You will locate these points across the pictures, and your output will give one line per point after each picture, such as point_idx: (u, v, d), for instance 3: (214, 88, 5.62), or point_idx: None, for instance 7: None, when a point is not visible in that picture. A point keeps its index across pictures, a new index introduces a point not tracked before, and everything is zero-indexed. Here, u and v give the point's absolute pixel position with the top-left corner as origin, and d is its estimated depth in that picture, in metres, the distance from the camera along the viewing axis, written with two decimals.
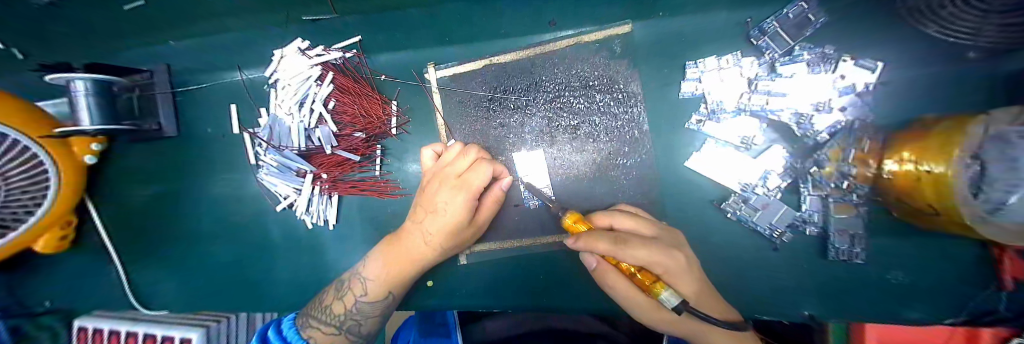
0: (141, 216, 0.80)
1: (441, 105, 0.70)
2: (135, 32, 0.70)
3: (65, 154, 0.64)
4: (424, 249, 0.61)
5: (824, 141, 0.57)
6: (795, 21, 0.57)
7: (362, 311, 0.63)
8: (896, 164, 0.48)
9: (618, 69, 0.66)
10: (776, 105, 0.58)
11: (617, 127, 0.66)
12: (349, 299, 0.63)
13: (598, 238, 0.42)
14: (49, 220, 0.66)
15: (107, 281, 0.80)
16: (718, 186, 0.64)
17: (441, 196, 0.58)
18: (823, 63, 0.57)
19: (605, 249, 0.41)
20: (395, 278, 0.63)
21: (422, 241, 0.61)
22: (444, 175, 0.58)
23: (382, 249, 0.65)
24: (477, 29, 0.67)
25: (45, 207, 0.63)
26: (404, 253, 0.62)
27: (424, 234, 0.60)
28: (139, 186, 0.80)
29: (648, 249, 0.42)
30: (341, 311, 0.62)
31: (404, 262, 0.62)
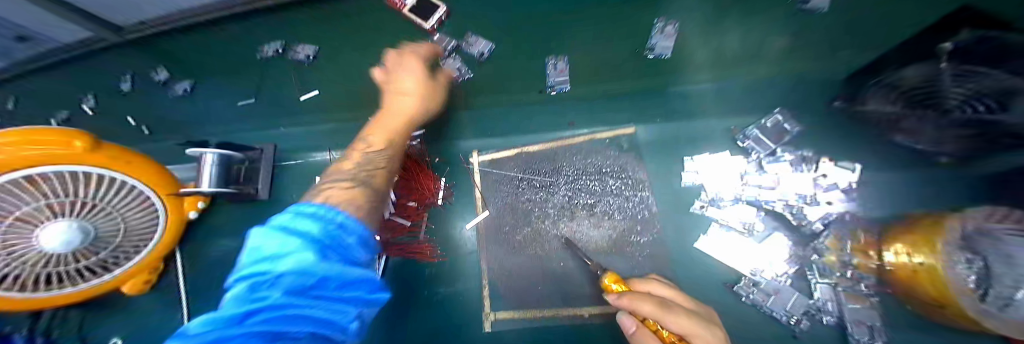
0: (201, 266, 0.90)
1: (480, 182, 0.83)
2: (255, 120, 0.93)
3: (175, 206, 0.75)
4: (408, 103, 0.65)
5: (821, 231, 0.64)
6: (773, 129, 0.72)
7: (366, 163, 0.57)
8: (893, 255, 0.55)
9: (627, 160, 0.80)
10: (769, 197, 0.68)
11: (629, 207, 0.76)
12: (356, 157, 0.58)
13: (642, 299, 0.45)
14: (141, 266, 0.75)
15: (145, 329, 0.85)
16: (730, 269, 0.68)
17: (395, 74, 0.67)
18: (805, 164, 0.68)
19: (649, 310, 0.44)
20: (394, 129, 0.62)
21: (406, 96, 0.65)
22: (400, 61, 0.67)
23: (370, 126, 0.64)
24: (514, 126, 0.85)
25: (143, 252, 0.73)
26: (380, 122, 0.63)
27: (403, 95, 0.65)
28: (211, 239, 0.92)
29: (690, 319, 0.44)
30: (348, 170, 0.55)
31: (392, 118, 0.63)
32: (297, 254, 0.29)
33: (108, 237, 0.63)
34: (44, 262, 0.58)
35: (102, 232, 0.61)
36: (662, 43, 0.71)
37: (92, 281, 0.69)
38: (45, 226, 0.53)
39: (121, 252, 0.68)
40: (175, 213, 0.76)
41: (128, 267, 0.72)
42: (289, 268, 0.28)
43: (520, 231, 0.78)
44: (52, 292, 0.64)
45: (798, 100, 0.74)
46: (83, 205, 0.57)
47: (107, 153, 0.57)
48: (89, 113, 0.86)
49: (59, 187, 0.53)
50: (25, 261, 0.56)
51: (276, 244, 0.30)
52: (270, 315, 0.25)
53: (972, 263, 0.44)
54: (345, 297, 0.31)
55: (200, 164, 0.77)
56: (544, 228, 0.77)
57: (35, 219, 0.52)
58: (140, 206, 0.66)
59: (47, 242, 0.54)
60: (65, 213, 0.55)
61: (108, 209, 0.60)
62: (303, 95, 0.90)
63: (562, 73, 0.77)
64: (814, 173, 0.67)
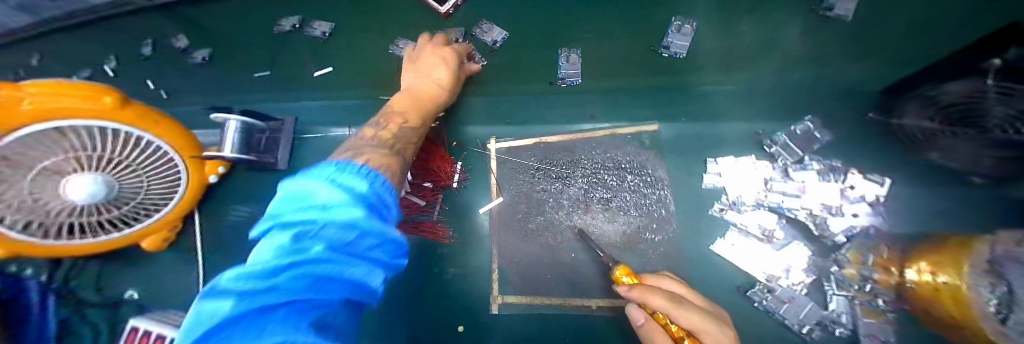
0: (216, 229, 0.91)
1: (496, 168, 0.83)
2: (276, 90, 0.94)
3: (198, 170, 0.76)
4: (432, 83, 0.67)
5: (842, 244, 0.63)
6: (804, 136, 0.70)
7: (402, 137, 0.60)
8: (916, 273, 0.53)
9: (646, 157, 0.79)
10: (793, 205, 0.66)
11: (646, 204, 0.75)
12: (393, 128, 0.60)
13: (652, 293, 0.45)
14: (161, 223, 0.77)
15: (161, 284, 0.87)
16: (743, 273, 0.67)
17: (430, 59, 0.68)
18: (833, 173, 0.67)
19: (659, 303, 0.44)
20: (426, 112, 0.66)
21: (442, 81, 0.68)
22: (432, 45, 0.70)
23: (401, 100, 0.65)
24: (534, 114, 0.84)
25: (164, 211, 0.75)
26: (407, 94, 0.66)
27: (438, 79, 0.67)
28: (227, 203, 0.93)
29: (700, 315, 0.44)
30: (388, 138, 0.58)
31: (419, 95, 0.66)
32: (349, 208, 0.30)
33: (130, 193, 0.64)
34: (67, 213, 0.60)
35: (124, 187, 0.62)
36: (678, 42, 0.73)
37: (110, 235, 0.70)
38: (70, 178, 0.54)
39: (142, 209, 0.70)
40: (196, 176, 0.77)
41: (144, 225, 0.74)
42: (337, 221, 0.29)
43: (533, 220, 0.78)
44: (72, 241, 0.66)
45: (830, 110, 0.72)
46: (111, 162, 0.58)
47: (135, 110, 0.58)
48: (109, 74, 0.84)
49: (88, 143, 0.54)
50: (50, 210, 0.58)
51: (327, 195, 0.31)
52: (314, 262, 0.26)
53: (995, 287, 0.41)
54: (374, 257, 0.31)
55: (223, 131, 0.78)
56: (557, 218, 0.77)
57: (62, 169, 0.54)
58: (162, 167, 0.67)
59: (75, 195, 0.55)
60: (90, 168, 0.56)
61: (132, 167, 0.61)
62: (317, 71, 0.91)
63: (575, 65, 0.77)
64: (842, 185, 0.66)
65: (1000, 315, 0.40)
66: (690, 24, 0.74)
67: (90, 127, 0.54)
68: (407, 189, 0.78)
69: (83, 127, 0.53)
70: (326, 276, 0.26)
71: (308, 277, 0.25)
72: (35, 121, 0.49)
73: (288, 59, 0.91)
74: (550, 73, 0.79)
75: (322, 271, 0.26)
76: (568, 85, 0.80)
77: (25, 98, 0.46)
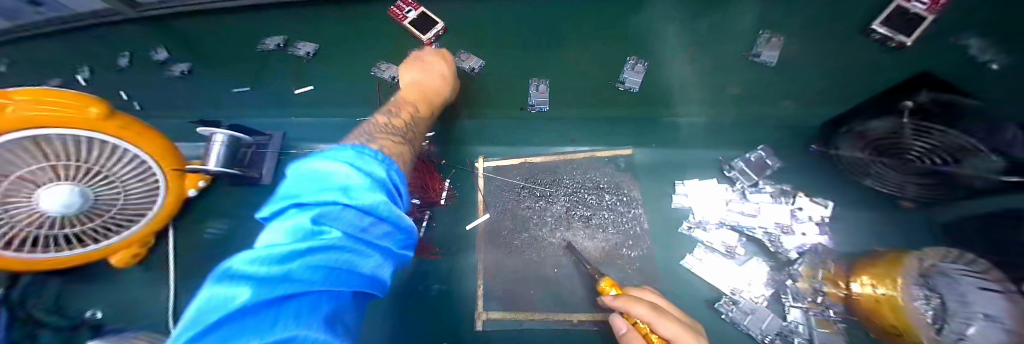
0: (189, 245, 0.88)
1: (483, 186, 0.87)
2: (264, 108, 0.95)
3: (178, 185, 0.75)
4: (439, 78, 0.73)
5: (796, 258, 0.69)
6: (756, 162, 0.78)
7: (413, 125, 0.64)
8: (860, 286, 0.60)
9: (622, 178, 0.85)
10: (749, 224, 0.73)
11: (624, 222, 0.80)
12: (405, 116, 0.64)
13: (635, 303, 0.49)
14: (137, 236, 0.75)
15: (118, 305, 0.81)
16: (711, 287, 0.72)
17: (432, 61, 0.75)
18: (784, 196, 0.75)
19: (642, 312, 0.48)
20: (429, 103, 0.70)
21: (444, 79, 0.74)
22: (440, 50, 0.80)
23: (405, 92, 0.70)
24: (520, 138, 0.90)
25: (137, 225, 0.73)
26: (415, 82, 0.71)
27: (442, 77, 0.74)
28: (205, 219, 0.91)
29: (680, 326, 0.46)
30: (400, 124, 0.61)
31: (425, 86, 0.71)
32: (371, 192, 0.32)
33: (105, 204, 0.63)
34: (37, 223, 0.58)
35: (101, 195, 0.61)
36: (632, 78, 0.80)
37: (78, 249, 0.67)
38: (49, 186, 0.54)
39: (115, 222, 0.68)
40: (174, 193, 0.76)
41: (119, 238, 0.71)
42: (361, 203, 0.31)
43: (517, 236, 0.81)
44: (34, 255, 0.62)
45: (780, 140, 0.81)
46: (86, 172, 0.58)
47: (118, 121, 0.57)
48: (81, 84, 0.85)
49: (64, 152, 0.54)
50: (20, 220, 0.56)
51: (348, 176, 0.32)
52: (332, 247, 0.27)
53: (930, 299, 0.50)
54: (383, 245, 0.33)
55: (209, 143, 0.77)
56: (540, 235, 0.81)
57: (36, 179, 0.53)
58: (141, 177, 0.66)
59: (47, 204, 0.55)
60: (70, 177, 0.56)
61: (107, 176, 0.60)
62: (297, 89, 0.93)
63: (544, 95, 0.84)
64: (791, 206, 0.73)
65: (937, 325, 0.48)
66: (643, 62, 0.81)
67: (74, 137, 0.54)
68: None
69: (68, 136, 0.53)
70: (340, 266, 0.27)
71: (326, 266, 0.25)
72: (18, 129, 0.48)
73: (276, 78, 0.92)
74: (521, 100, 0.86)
75: (337, 260, 0.27)
76: (537, 112, 0.87)
77: (10, 105, 0.46)
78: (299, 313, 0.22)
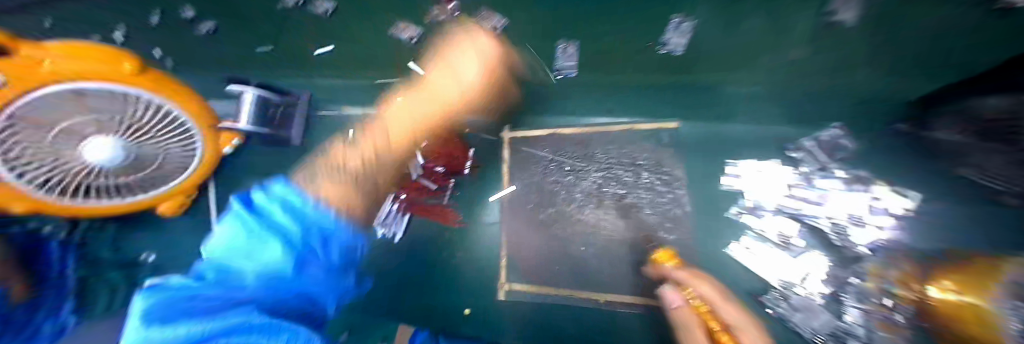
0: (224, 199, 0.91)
1: (508, 156, 0.83)
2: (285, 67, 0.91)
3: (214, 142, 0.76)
4: (455, 96, 0.69)
5: (865, 255, 0.62)
6: (830, 143, 0.69)
7: (381, 150, 0.59)
8: (939, 291, 0.51)
9: (665, 154, 0.77)
10: (813, 212, 0.66)
11: (662, 203, 0.74)
12: (380, 144, 0.60)
13: (701, 282, 0.58)
14: (181, 187, 0.79)
15: (171, 250, 0.88)
16: (758, 279, 0.65)
17: (443, 78, 0.69)
18: (859, 183, 0.65)
19: (706, 292, 0.56)
20: (406, 127, 0.65)
21: (454, 88, 0.69)
22: (476, 47, 0.68)
23: (402, 109, 0.68)
24: (551, 107, 0.83)
25: (179, 178, 0.76)
26: (429, 92, 0.69)
27: (455, 87, 0.69)
28: (236, 176, 0.93)
29: (741, 316, 0.53)
30: (352, 160, 0.55)
31: (427, 107, 0.68)
32: (269, 248, 0.36)
33: (147, 157, 0.64)
34: (89, 173, 0.60)
35: (144, 148, 0.62)
36: (676, 39, 0.65)
37: (130, 197, 0.71)
38: (93, 138, 0.55)
39: (159, 176, 0.71)
40: (211, 149, 0.77)
41: (165, 189, 0.75)
42: (259, 258, 0.36)
43: (543, 211, 0.78)
44: (94, 202, 0.67)
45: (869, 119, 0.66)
46: (129, 128, 0.58)
47: (149, 77, 0.57)
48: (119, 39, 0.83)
49: (109, 108, 0.54)
50: (71, 172, 0.58)
51: (251, 233, 0.37)
52: (236, 285, 0.34)
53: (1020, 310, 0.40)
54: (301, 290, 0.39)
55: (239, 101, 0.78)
56: (568, 211, 0.77)
57: (80, 131, 0.54)
58: (179, 131, 0.66)
59: (91, 155, 0.56)
60: (116, 133, 0.57)
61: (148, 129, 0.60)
62: (317, 49, 0.86)
63: (572, 58, 0.74)
64: (865, 195, 0.64)
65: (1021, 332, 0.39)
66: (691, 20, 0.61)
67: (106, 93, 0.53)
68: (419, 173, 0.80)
69: (113, 92, 0.53)
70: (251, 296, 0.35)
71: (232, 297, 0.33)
72: (50, 83, 0.47)
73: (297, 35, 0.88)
74: (546, 64, 0.76)
75: (246, 294, 0.34)
76: (564, 77, 0.78)
77: (48, 59, 0.46)
78: (235, 301, 0.32)
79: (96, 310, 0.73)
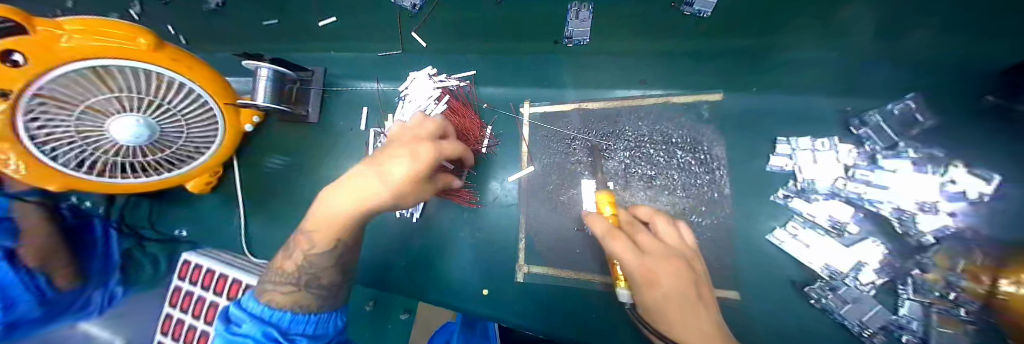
0: (249, 177, 0.93)
1: (528, 136, 0.80)
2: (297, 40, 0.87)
3: (234, 116, 0.75)
4: (374, 198, 0.47)
5: (930, 245, 0.55)
6: (899, 119, 0.58)
7: (312, 265, 0.55)
8: (1013, 285, 0.44)
9: (701, 131, 0.71)
10: (874, 197, 0.59)
11: (696, 184, 0.69)
12: (299, 256, 0.55)
13: (595, 221, 0.52)
14: (206, 165, 0.79)
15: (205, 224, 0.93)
16: (804, 268, 0.63)
17: (391, 152, 0.48)
18: (930, 164, 0.56)
19: (605, 235, 0.50)
20: (336, 227, 0.52)
21: (386, 178, 0.47)
22: (415, 129, 0.53)
23: (325, 192, 0.53)
24: (574, 81, 0.78)
25: (203, 158, 0.77)
26: (349, 190, 0.49)
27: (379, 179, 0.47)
28: (257, 154, 0.94)
29: (643, 261, 0.46)
30: (292, 268, 0.55)
31: (344, 208, 0.49)
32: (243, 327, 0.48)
33: (172, 135, 0.64)
34: (114, 151, 0.61)
35: (166, 129, 0.62)
36: None
37: (157, 175, 0.72)
38: (121, 116, 0.54)
39: (182, 153, 0.71)
40: (233, 126, 0.77)
41: (191, 167, 0.76)
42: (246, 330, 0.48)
43: (564, 193, 0.75)
44: (125, 179, 0.68)
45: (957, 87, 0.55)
46: (152, 105, 0.57)
47: (171, 54, 0.56)
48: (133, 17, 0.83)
49: (128, 85, 0.54)
50: (98, 148, 0.59)
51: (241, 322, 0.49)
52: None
53: None
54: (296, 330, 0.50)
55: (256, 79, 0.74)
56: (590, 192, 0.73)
57: (107, 110, 0.53)
58: (196, 108, 0.65)
59: (119, 134, 0.56)
60: (136, 109, 0.56)
61: (165, 106, 0.59)
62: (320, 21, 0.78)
63: (585, 23, 0.64)
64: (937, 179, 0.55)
65: None
66: None
67: (124, 69, 0.52)
68: None
69: (129, 69, 0.53)
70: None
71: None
72: (72, 60, 0.47)
73: None
74: (556, 32, 0.68)
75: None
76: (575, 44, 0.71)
77: (65, 36, 0.45)
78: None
79: (143, 277, 0.80)
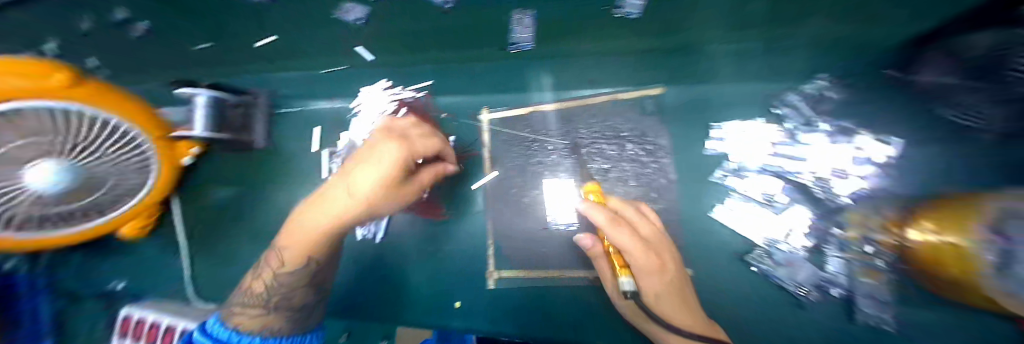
0: (196, 213, 0.87)
1: (489, 141, 0.80)
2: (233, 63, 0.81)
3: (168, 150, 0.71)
4: (348, 210, 0.53)
5: (848, 205, 0.61)
6: (814, 97, 0.66)
7: (282, 284, 0.56)
8: (919, 233, 0.53)
9: (648, 123, 0.75)
10: (795, 168, 0.65)
11: (646, 173, 0.73)
12: (269, 275, 0.57)
13: (597, 211, 0.52)
14: (141, 206, 0.73)
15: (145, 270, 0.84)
16: (743, 240, 0.67)
17: (363, 160, 0.51)
18: (842, 135, 0.64)
19: (603, 222, 0.51)
20: (306, 243, 0.54)
21: (355, 189, 0.50)
22: (389, 133, 0.54)
23: (306, 208, 0.59)
24: (528, 82, 0.78)
25: (137, 198, 0.70)
26: (326, 205, 0.54)
27: (351, 188, 0.51)
28: (204, 188, 0.87)
29: (634, 243, 0.50)
30: (262, 289, 0.56)
31: (320, 223, 0.53)
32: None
33: (98, 180, 0.58)
34: (30, 203, 0.53)
35: (94, 174, 0.56)
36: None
37: (87, 223, 0.66)
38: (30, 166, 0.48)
39: (114, 195, 0.64)
40: (169, 161, 0.72)
41: (126, 208, 0.70)
42: None
43: (528, 194, 0.76)
44: (47, 231, 0.61)
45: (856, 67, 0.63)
46: (75, 148, 0.52)
47: (86, 90, 0.53)
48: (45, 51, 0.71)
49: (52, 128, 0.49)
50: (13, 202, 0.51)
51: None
52: None
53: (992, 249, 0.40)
54: None
55: (192, 107, 0.70)
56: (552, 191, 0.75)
57: (20, 157, 0.47)
58: (125, 143, 0.60)
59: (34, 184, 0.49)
60: (57, 154, 0.50)
61: (85, 146, 0.53)
62: (258, 42, 0.75)
63: (529, 30, 0.67)
64: (849, 147, 0.63)
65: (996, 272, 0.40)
66: None
67: (49, 111, 0.48)
68: None
69: (57, 109, 0.49)
70: None
71: None
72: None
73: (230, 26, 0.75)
74: (501, 39, 0.69)
75: None
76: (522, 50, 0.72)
77: None
78: None
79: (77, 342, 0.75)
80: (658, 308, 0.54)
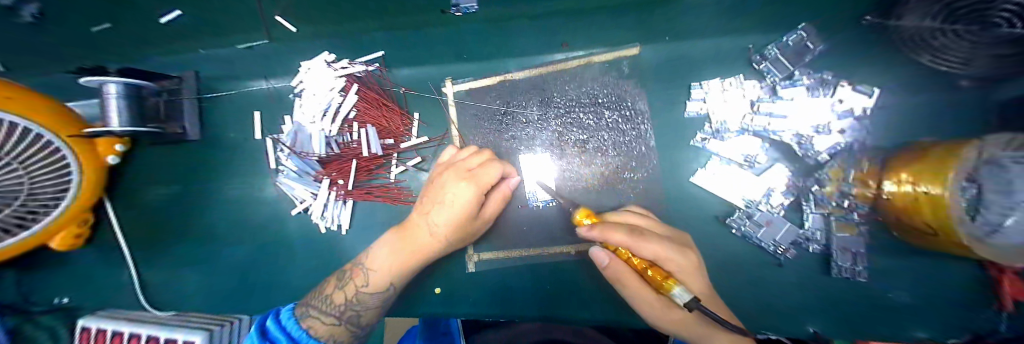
0: (135, 217, 0.78)
1: (456, 117, 0.74)
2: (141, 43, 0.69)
3: (88, 152, 0.61)
4: (430, 241, 0.59)
5: (825, 161, 0.60)
6: (794, 48, 0.61)
7: (360, 303, 0.57)
8: (894, 185, 0.50)
9: (625, 87, 0.70)
10: (778, 127, 0.61)
11: (625, 142, 0.69)
12: (350, 291, 0.57)
13: (614, 231, 0.47)
14: (68, 216, 0.63)
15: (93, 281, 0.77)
16: (722, 202, 0.66)
17: (449, 186, 0.57)
18: (823, 87, 0.60)
19: (623, 238, 0.47)
20: (392, 265, 0.58)
21: (440, 216, 0.57)
22: (456, 169, 0.59)
23: (387, 238, 0.62)
24: (493, 50, 0.71)
25: (62, 207, 0.60)
26: (413, 239, 0.59)
27: (434, 216, 0.58)
28: (139, 188, 0.78)
29: (658, 248, 0.49)
30: (342, 300, 0.56)
31: (402, 254, 0.59)
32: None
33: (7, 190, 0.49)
34: None
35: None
36: None
37: (12, 238, 0.55)
38: None
39: (32, 206, 0.54)
40: (92, 164, 0.62)
41: (59, 211, 0.59)
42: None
43: None
44: None
45: (840, 11, 0.58)
46: None
47: None
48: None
49: None
50: None
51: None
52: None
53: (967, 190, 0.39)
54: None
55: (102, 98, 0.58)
56: None
57: None
58: (33, 147, 0.51)
59: None
60: None
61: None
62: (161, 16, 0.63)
63: None
64: (830, 100, 0.60)
65: (968, 217, 0.39)
66: None
67: None
68: (371, 144, 0.71)
69: None
70: None
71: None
72: None
73: None
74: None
75: None
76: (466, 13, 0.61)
77: None
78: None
79: None
80: (715, 311, 0.52)
